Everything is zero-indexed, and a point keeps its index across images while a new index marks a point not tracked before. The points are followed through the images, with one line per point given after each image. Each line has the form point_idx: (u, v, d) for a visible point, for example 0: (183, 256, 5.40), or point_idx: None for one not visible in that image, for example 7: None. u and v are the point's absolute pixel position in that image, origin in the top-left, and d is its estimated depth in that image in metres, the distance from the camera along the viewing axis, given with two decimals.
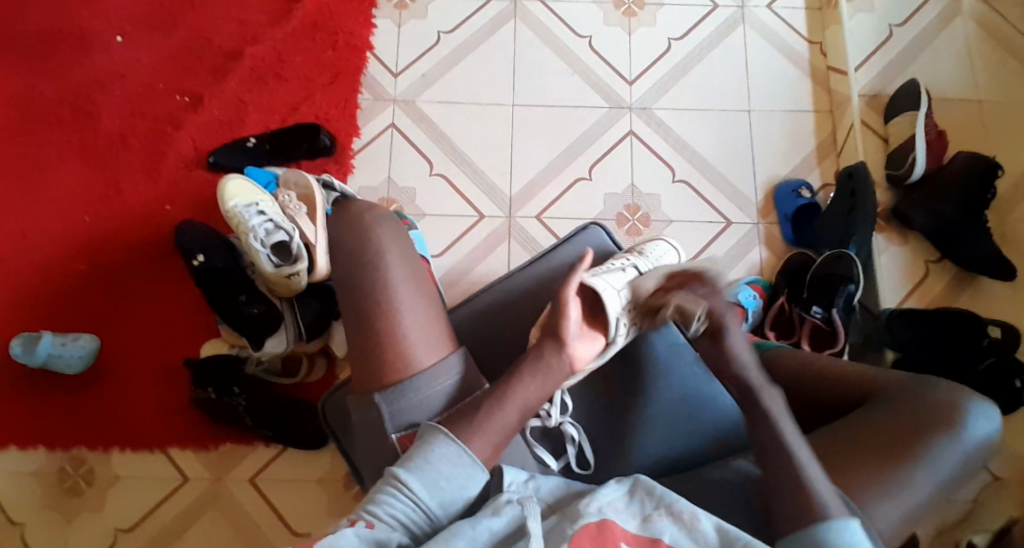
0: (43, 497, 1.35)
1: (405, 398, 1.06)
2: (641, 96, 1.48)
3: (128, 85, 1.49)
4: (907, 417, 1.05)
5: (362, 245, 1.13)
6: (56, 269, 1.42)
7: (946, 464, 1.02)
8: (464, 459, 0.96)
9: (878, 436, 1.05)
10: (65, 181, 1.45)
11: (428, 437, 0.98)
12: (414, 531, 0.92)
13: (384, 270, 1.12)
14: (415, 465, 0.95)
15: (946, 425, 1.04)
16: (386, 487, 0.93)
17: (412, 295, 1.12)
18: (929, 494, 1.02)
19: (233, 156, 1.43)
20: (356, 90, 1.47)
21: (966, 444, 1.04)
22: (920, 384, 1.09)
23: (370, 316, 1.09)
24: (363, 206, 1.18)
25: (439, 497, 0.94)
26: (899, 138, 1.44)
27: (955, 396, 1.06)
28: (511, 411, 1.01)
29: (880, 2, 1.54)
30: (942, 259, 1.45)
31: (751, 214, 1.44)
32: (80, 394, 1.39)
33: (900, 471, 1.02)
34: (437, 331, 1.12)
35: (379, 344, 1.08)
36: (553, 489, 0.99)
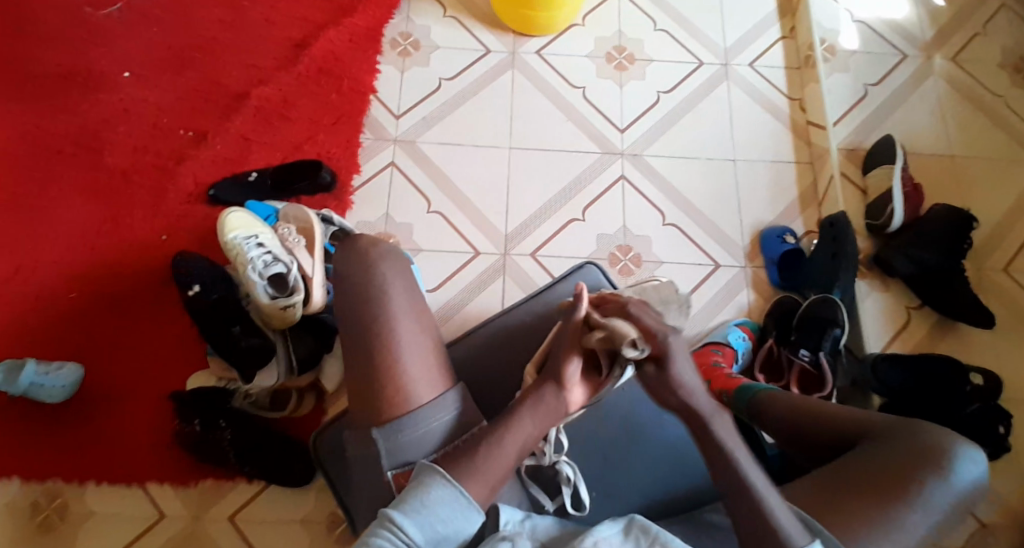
0: (12, 532, 1.30)
1: (402, 436, 1.02)
2: (632, 143, 1.54)
3: (132, 119, 1.51)
4: (901, 457, 1.04)
5: (368, 277, 1.09)
6: (46, 296, 1.40)
7: (940, 503, 1.02)
8: (461, 502, 0.94)
9: (872, 478, 1.04)
10: (62, 211, 1.45)
11: (423, 478, 0.96)
12: None
13: (387, 300, 1.08)
14: (411, 508, 0.93)
15: (939, 464, 1.03)
16: (380, 530, 0.92)
17: (414, 325, 1.08)
18: (924, 533, 1.01)
19: (234, 191, 1.45)
20: (359, 130, 1.52)
21: (955, 486, 1.03)
22: (907, 425, 1.08)
23: (370, 342, 1.05)
24: (368, 238, 1.13)
25: (433, 541, 0.92)
26: (877, 190, 1.51)
27: (946, 437, 1.06)
28: (508, 453, 0.99)
29: (856, 64, 1.63)
30: (922, 305, 1.49)
31: (739, 257, 1.49)
32: (60, 424, 1.35)
33: (890, 513, 1.01)
34: (437, 362, 1.08)
35: (379, 371, 1.05)
36: (549, 527, 0.97)
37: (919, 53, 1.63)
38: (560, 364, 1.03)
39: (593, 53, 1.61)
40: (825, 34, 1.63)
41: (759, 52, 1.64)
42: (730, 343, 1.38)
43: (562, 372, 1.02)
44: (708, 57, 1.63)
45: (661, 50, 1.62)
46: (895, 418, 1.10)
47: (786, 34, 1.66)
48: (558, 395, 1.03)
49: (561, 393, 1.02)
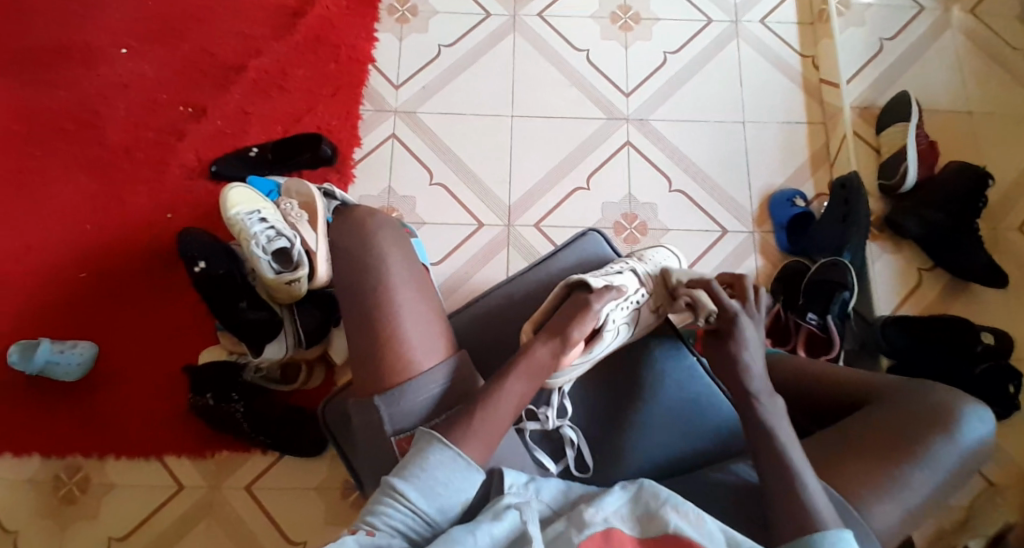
0: (37, 505, 1.34)
1: (403, 398, 1.02)
2: (638, 107, 1.51)
3: (132, 95, 1.51)
4: (906, 417, 1.02)
5: (363, 248, 1.07)
6: (55, 275, 1.42)
7: (946, 465, 0.99)
8: (458, 462, 0.94)
9: (877, 437, 1.01)
10: (67, 189, 1.46)
11: (422, 443, 0.95)
12: (414, 538, 0.90)
13: (384, 271, 1.06)
14: (412, 474, 0.93)
15: (947, 424, 1.00)
16: (383, 498, 0.91)
17: (412, 293, 1.06)
18: (928, 495, 0.99)
19: (233, 165, 1.45)
20: (358, 102, 1.50)
21: (961, 446, 1.01)
22: (913, 388, 1.05)
23: (369, 313, 1.04)
24: (365, 209, 1.11)
25: (437, 503, 0.92)
26: (891, 148, 1.47)
27: (952, 396, 1.03)
28: (503, 412, 0.99)
29: (870, 17, 1.57)
30: (935, 267, 1.46)
31: (747, 222, 1.46)
32: (77, 401, 1.38)
33: (895, 471, 0.99)
34: (435, 327, 1.07)
35: (375, 342, 1.03)
36: (555, 492, 0.98)
37: (937, 5, 1.57)
38: (566, 325, 1.06)
39: (597, 13, 1.56)
40: None
41: (770, 8, 1.58)
42: None
43: (570, 330, 1.05)
44: (718, 14, 1.57)
45: (667, 8, 1.57)
46: (898, 381, 1.07)
47: None
48: (549, 352, 1.04)
49: (555, 351, 1.04)
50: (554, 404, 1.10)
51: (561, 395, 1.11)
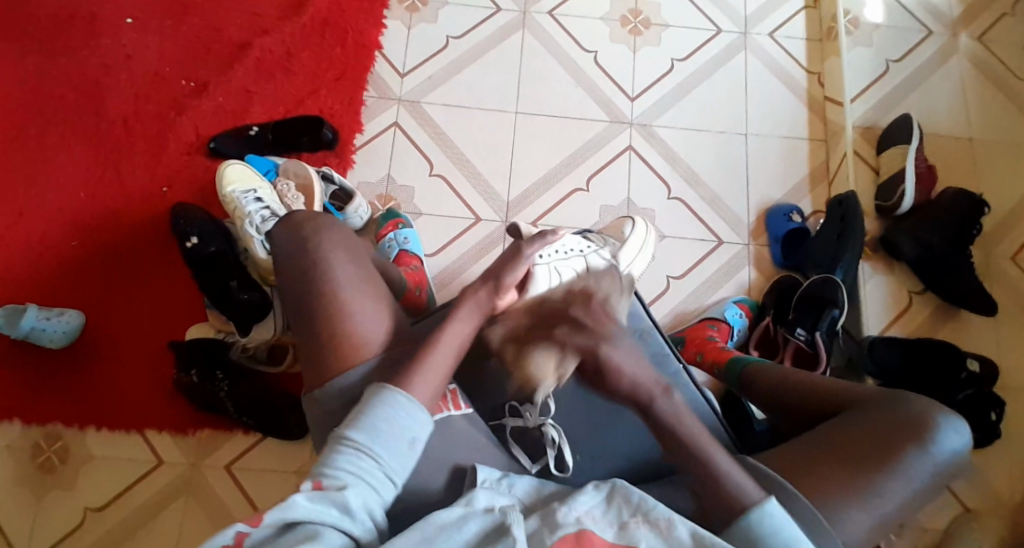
0: (14, 471, 1.33)
1: (344, 387, 1.00)
2: (642, 112, 1.51)
3: (134, 65, 1.49)
4: (881, 426, 1.02)
5: (305, 255, 1.05)
6: (46, 241, 1.41)
7: (919, 476, 0.99)
8: (401, 403, 0.95)
9: (850, 444, 1.01)
10: (63, 156, 1.45)
11: (369, 393, 0.96)
12: (371, 483, 0.91)
13: (329, 276, 1.03)
14: (360, 423, 0.94)
15: (920, 436, 1.00)
16: (335, 449, 0.92)
17: (358, 290, 1.04)
18: (899, 508, 0.99)
19: (235, 144, 1.44)
20: (362, 88, 1.49)
21: (934, 458, 1.00)
22: (888, 398, 1.05)
23: (316, 316, 1.03)
24: (301, 212, 1.09)
25: (388, 446, 0.93)
26: (890, 170, 1.48)
27: (928, 408, 1.03)
28: (441, 362, 0.99)
29: (878, 38, 1.58)
30: (925, 291, 1.47)
31: (743, 234, 1.47)
32: (61, 370, 1.37)
33: (864, 480, 0.99)
34: (382, 325, 1.04)
35: (324, 344, 1.02)
36: (529, 488, 1.00)
37: (945, 29, 1.57)
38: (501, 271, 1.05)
39: (607, 15, 1.56)
40: (849, 6, 1.58)
41: (779, 22, 1.59)
42: (726, 319, 1.38)
43: (503, 273, 1.04)
44: (727, 24, 1.58)
45: (677, 15, 1.57)
46: (875, 391, 1.07)
47: (809, 3, 1.61)
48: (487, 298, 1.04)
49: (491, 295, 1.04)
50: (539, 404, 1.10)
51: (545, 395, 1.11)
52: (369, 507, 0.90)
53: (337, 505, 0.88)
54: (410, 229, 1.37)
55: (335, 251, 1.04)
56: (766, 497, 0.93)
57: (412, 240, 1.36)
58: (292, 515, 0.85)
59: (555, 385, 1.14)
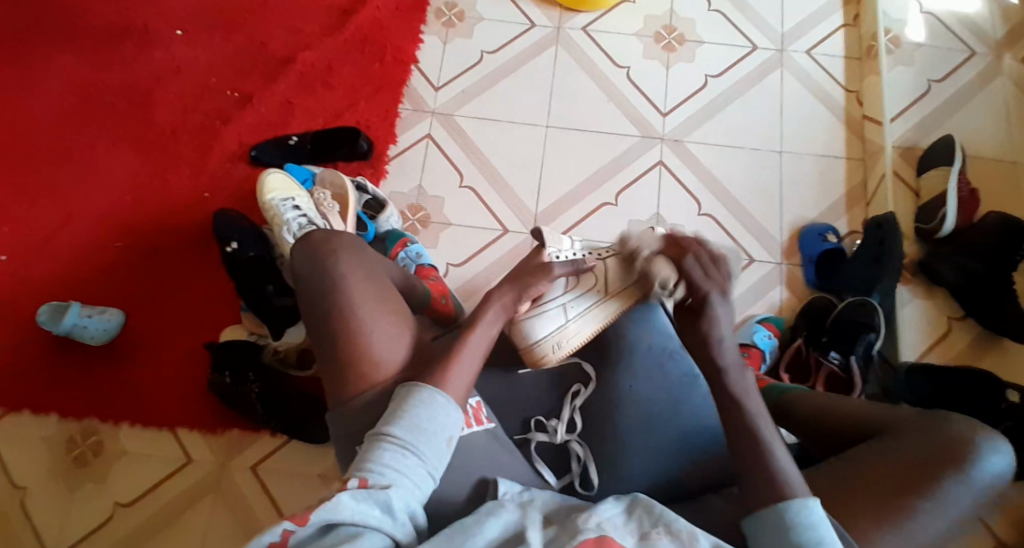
0: (50, 464, 1.38)
1: (363, 405, 1.03)
2: (674, 128, 1.50)
3: (183, 75, 1.55)
4: (920, 448, 0.99)
5: (323, 274, 1.08)
6: (92, 242, 1.47)
7: (961, 502, 0.96)
8: (439, 400, 1.00)
9: (890, 469, 0.98)
10: (112, 160, 1.51)
11: (406, 393, 1.00)
12: (416, 478, 0.95)
13: (345, 293, 1.06)
14: (401, 420, 0.98)
15: (962, 460, 0.97)
16: (379, 447, 0.96)
17: (372, 310, 1.06)
18: (935, 537, 0.96)
19: (274, 152, 1.48)
20: (398, 100, 1.52)
21: (976, 483, 0.97)
22: (926, 419, 1.02)
23: (332, 338, 1.05)
24: (323, 233, 1.13)
25: (429, 442, 0.97)
26: (930, 193, 1.45)
27: (971, 429, 1.00)
28: (467, 367, 1.04)
29: (920, 58, 1.54)
30: (966, 317, 1.43)
31: (775, 254, 1.45)
32: (100, 367, 1.42)
33: (901, 505, 0.96)
34: (400, 344, 1.06)
35: (340, 364, 1.04)
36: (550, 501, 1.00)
37: (989, 50, 1.53)
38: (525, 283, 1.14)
39: (641, 32, 1.56)
40: (890, 25, 1.54)
41: (817, 40, 1.57)
42: (756, 343, 1.35)
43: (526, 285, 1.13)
44: (764, 42, 1.56)
45: (713, 32, 1.57)
46: (913, 413, 1.04)
47: (849, 21, 1.59)
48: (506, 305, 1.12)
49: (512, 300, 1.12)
50: (565, 419, 1.12)
51: (572, 410, 1.13)
52: (410, 505, 0.94)
53: (380, 503, 0.91)
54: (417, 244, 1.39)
55: (351, 269, 1.07)
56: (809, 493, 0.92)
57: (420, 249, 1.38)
58: (338, 517, 0.88)
59: (580, 400, 1.14)
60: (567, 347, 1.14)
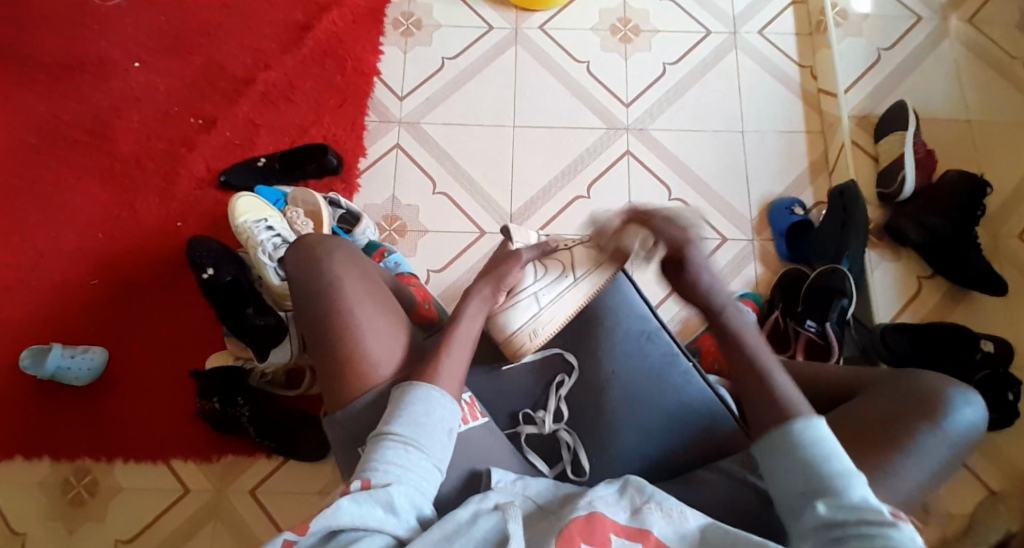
0: (46, 508, 1.37)
1: (359, 411, 1.06)
2: (637, 117, 1.53)
3: (143, 106, 1.55)
4: (898, 406, 1.03)
5: (316, 278, 1.10)
6: (68, 281, 1.46)
7: (936, 453, 0.99)
8: (435, 395, 1.02)
9: (865, 427, 1.03)
10: (81, 199, 1.50)
11: (404, 390, 1.03)
12: (420, 471, 0.98)
13: (339, 294, 1.09)
14: (399, 418, 1.00)
15: (933, 412, 1.01)
16: (379, 447, 0.99)
17: (369, 310, 1.08)
18: (917, 486, 0.98)
19: (243, 176, 1.48)
20: (364, 113, 1.53)
21: (950, 436, 1.00)
22: (902, 379, 1.06)
23: (331, 342, 1.07)
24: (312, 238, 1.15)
25: (428, 435, 1.00)
26: (889, 156, 1.49)
27: (939, 383, 1.04)
28: (456, 361, 1.08)
29: (868, 28, 1.60)
30: (934, 275, 1.47)
31: (747, 230, 1.48)
32: (87, 406, 1.41)
33: (882, 461, 0.99)
34: (398, 343, 1.09)
35: (341, 371, 1.07)
36: (542, 489, 1.03)
37: (935, 15, 1.60)
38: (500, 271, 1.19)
39: (597, 26, 1.59)
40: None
41: (768, 19, 1.61)
42: None
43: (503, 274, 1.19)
44: (716, 26, 1.60)
45: (667, 20, 1.60)
46: (886, 375, 1.08)
47: None
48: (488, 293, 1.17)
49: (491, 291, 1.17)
50: (550, 408, 1.16)
51: (557, 399, 1.16)
52: (415, 502, 0.96)
53: (382, 503, 0.94)
54: (394, 253, 1.40)
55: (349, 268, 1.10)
56: (808, 411, 0.96)
57: (398, 260, 1.39)
58: (338, 522, 0.91)
59: (565, 390, 1.17)
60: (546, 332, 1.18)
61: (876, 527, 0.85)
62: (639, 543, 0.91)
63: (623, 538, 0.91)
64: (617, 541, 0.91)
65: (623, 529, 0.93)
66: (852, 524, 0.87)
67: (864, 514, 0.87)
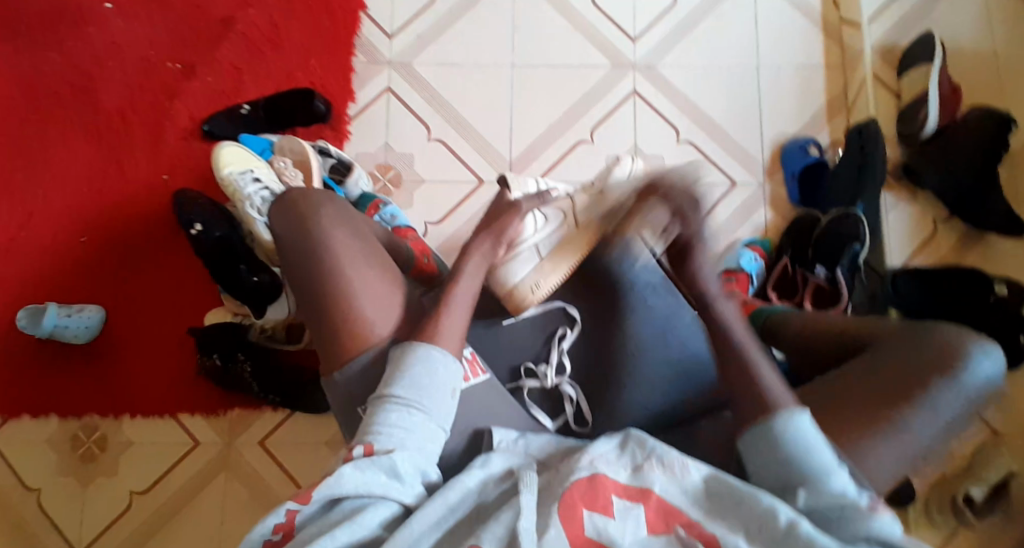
0: (58, 463, 1.38)
1: (358, 372, 1.00)
2: (645, 55, 1.47)
3: (121, 52, 1.48)
4: (913, 358, 0.98)
5: (305, 237, 1.05)
6: (60, 236, 1.43)
7: (948, 410, 0.95)
8: (436, 355, 0.96)
9: (877, 379, 0.98)
10: (64, 152, 1.45)
11: (403, 350, 0.97)
12: (425, 433, 0.93)
13: (329, 253, 1.03)
14: (399, 379, 0.95)
15: (950, 367, 0.96)
16: (380, 410, 0.93)
17: (361, 268, 1.03)
18: (926, 442, 0.95)
19: (228, 124, 1.43)
20: (351, 53, 1.47)
21: (965, 389, 0.96)
22: (919, 329, 1.01)
23: (322, 304, 1.02)
24: (298, 193, 1.08)
25: (431, 396, 0.95)
26: (911, 94, 1.42)
27: (959, 334, 0.99)
28: (459, 318, 1.02)
29: None
30: (951, 217, 1.42)
31: (757, 174, 1.42)
32: (88, 364, 1.40)
33: (891, 414, 0.95)
34: (393, 301, 1.04)
35: (335, 332, 1.02)
36: (543, 443, 0.98)
37: None
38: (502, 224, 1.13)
39: None
40: None
41: None
42: (743, 267, 1.32)
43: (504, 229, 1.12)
44: None
45: None
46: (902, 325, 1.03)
47: None
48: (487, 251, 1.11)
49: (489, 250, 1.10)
50: (553, 362, 1.12)
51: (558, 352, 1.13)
52: (420, 466, 0.91)
53: (385, 469, 0.89)
54: (390, 205, 1.35)
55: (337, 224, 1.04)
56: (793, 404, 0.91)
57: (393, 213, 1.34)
58: (340, 491, 0.87)
59: (567, 343, 1.14)
60: (548, 284, 1.14)
61: (857, 520, 0.83)
62: (642, 506, 0.85)
63: (625, 500, 0.85)
64: (620, 503, 0.84)
65: (626, 490, 0.86)
66: (836, 518, 0.84)
67: (848, 506, 0.84)
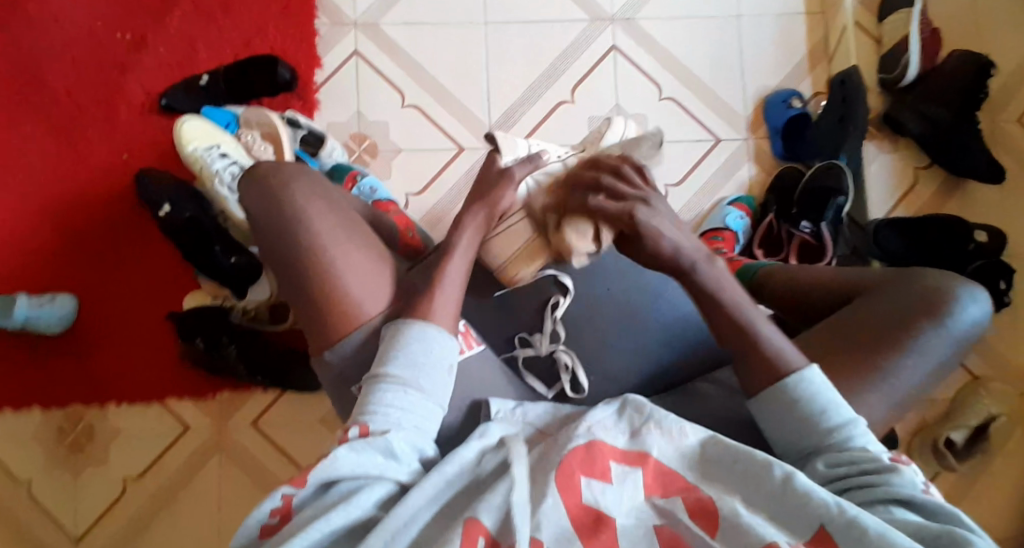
0: (45, 456, 1.36)
1: (350, 353, 0.94)
2: (622, 7, 1.42)
3: (68, 24, 1.39)
4: (900, 304, 0.98)
5: (279, 210, 0.96)
6: (22, 223, 1.36)
7: (936, 354, 0.96)
8: (432, 332, 0.91)
9: (867, 324, 0.98)
10: (18, 133, 1.37)
11: (397, 326, 0.92)
12: (421, 412, 0.89)
13: (308, 227, 0.94)
14: (394, 355, 0.90)
15: (938, 312, 0.97)
16: (375, 387, 0.89)
17: (343, 244, 0.94)
18: (915, 386, 0.96)
19: (186, 98, 1.36)
20: (312, 16, 1.40)
21: (952, 332, 0.97)
22: (905, 275, 1.02)
23: (304, 283, 0.94)
24: (268, 165, 1.00)
25: (427, 374, 0.90)
26: (893, 38, 1.39)
27: (945, 279, 1.00)
28: (451, 292, 0.95)
29: None
30: (931, 165, 1.42)
31: (741, 127, 1.40)
32: (66, 354, 1.36)
33: (881, 359, 0.95)
34: (381, 277, 0.95)
35: (319, 315, 0.94)
36: (542, 413, 0.95)
37: None
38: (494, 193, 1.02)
39: None
40: None
41: None
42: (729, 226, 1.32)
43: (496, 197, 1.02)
44: None
45: None
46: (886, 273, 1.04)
47: None
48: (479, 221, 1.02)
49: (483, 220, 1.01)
50: (548, 330, 1.06)
51: (553, 319, 1.06)
52: (415, 444, 0.88)
53: (380, 450, 0.85)
54: (368, 176, 1.31)
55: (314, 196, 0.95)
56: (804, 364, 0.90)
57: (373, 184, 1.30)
58: (336, 473, 0.83)
59: (562, 311, 1.06)
60: (544, 253, 1.05)
61: (876, 475, 0.83)
62: (641, 468, 0.83)
63: (624, 464, 0.83)
64: (618, 468, 0.83)
65: (623, 455, 0.85)
66: (855, 476, 0.84)
67: (864, 465, 0.84)
